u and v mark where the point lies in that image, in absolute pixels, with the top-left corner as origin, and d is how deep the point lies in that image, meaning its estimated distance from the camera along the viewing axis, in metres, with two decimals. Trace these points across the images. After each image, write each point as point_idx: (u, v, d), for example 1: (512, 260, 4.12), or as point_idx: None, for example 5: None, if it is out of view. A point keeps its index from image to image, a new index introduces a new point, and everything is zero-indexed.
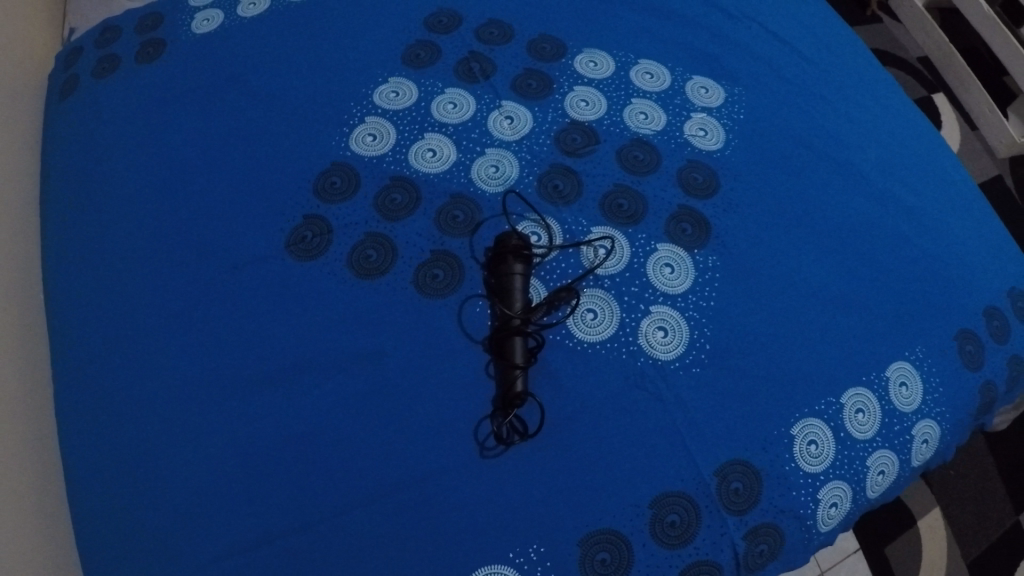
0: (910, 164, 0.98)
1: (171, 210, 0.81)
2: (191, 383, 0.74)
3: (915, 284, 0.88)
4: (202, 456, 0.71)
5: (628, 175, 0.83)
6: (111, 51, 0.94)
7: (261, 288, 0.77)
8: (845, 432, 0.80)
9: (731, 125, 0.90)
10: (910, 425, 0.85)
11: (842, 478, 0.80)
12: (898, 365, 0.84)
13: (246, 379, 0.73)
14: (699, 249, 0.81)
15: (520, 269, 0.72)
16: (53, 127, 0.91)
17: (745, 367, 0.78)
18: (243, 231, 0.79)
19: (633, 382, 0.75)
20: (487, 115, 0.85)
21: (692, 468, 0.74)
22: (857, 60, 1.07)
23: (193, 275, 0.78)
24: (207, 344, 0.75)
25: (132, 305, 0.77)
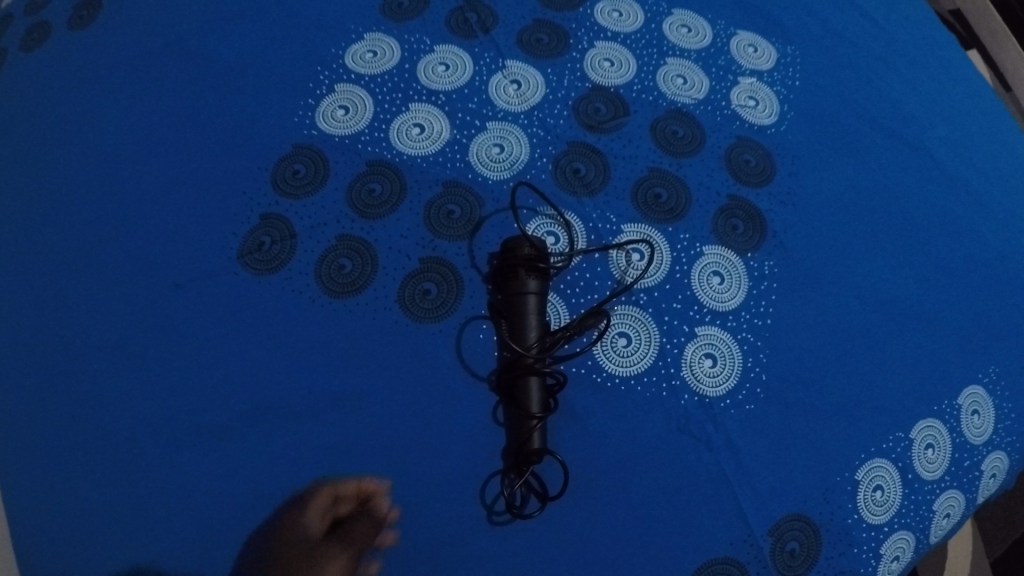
0: (988, 139, 0.82)
1: (101, 208, 0.66)
2: (124, 431, 0.59)
3: (1000, 287, 0.73)
4: (137, 525, 0.57)
5: (666, 157, 0.66)
6: (40, 16, 0.77)
7: (209, 308, 0.62)
8: (913, 473, 0.66)
9: (786, 93, 0.74)
10: (980, 460, 0.70)
11: (908, 527, 0.65)
12: (971, 390, 0.69)
13: (191, 425, 0.59)
14: (753, 251, 0.65)
15: (535, 287, 0.58)
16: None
17: (809, 402, 0.63)
18: (186, 233, 0.64)
19: (672, 423, 0.60)
20: (488, 79, 0.68)
21: (743, 529, 0.60)
22: (922, 11, 0.90)
23: (128, 295, 0.63)
24: (143, 382, 0.60)
25: (53, 332, 0.63)
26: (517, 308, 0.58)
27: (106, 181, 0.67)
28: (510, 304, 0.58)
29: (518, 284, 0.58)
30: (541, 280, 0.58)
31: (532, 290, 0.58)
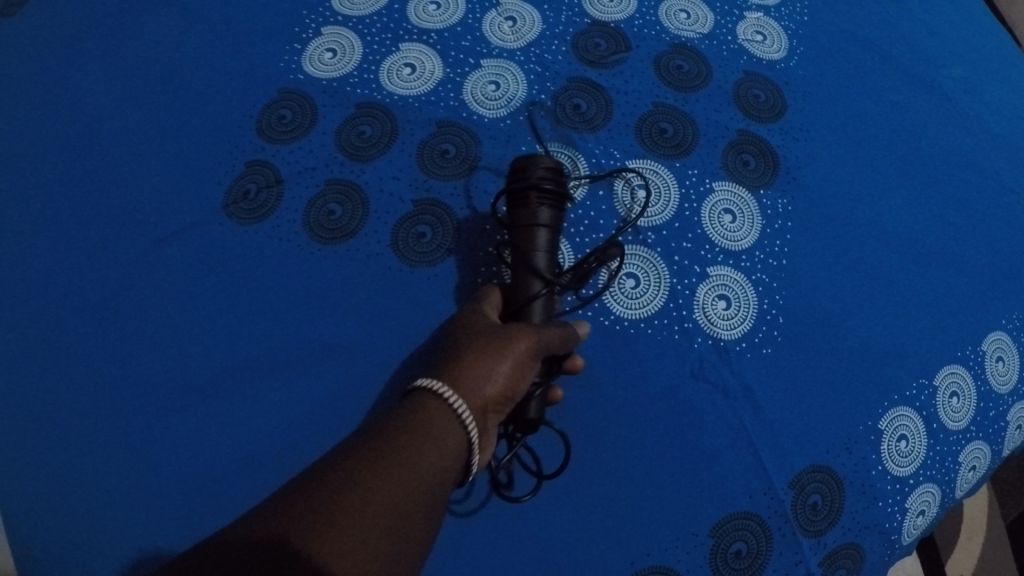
0: (1007, 73, 0.77)
1: (69, 161, 0.62)
2: (94, 389, 0.55)
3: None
4: (108, 490, 0.53)
5: (671, 92, 0.63)
6: None
7: (191, 263, 0.58)
8: (937, 423, 0.62)
9: (795, 28, 0.70)
10: (1007, 410, 0.66)
11: (933, 480, 0.61)
12: (996, 336, 0.65)
13: (171, 382, 0.55)
14: (765, 188, 0.62)
15: (546, 224, 0.50)
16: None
17: (831, 346, 0.60)
18: (163, 184, 0.61)
19: (685, 371, 0.57)
20: (482, 16, 0.65)
21: (763, 481, 0.56)
22: None
23: (106, 251, 0.59)
24: (118, 340, 0.57)
25: (18, 293, 0.59)
26: (523, 241, 0.50)
27: (73, 132, 0.63)
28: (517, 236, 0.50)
29: (528, 216, 0.50)
30: (554, 219, 0.50)
31: (541, 226, 0.49)
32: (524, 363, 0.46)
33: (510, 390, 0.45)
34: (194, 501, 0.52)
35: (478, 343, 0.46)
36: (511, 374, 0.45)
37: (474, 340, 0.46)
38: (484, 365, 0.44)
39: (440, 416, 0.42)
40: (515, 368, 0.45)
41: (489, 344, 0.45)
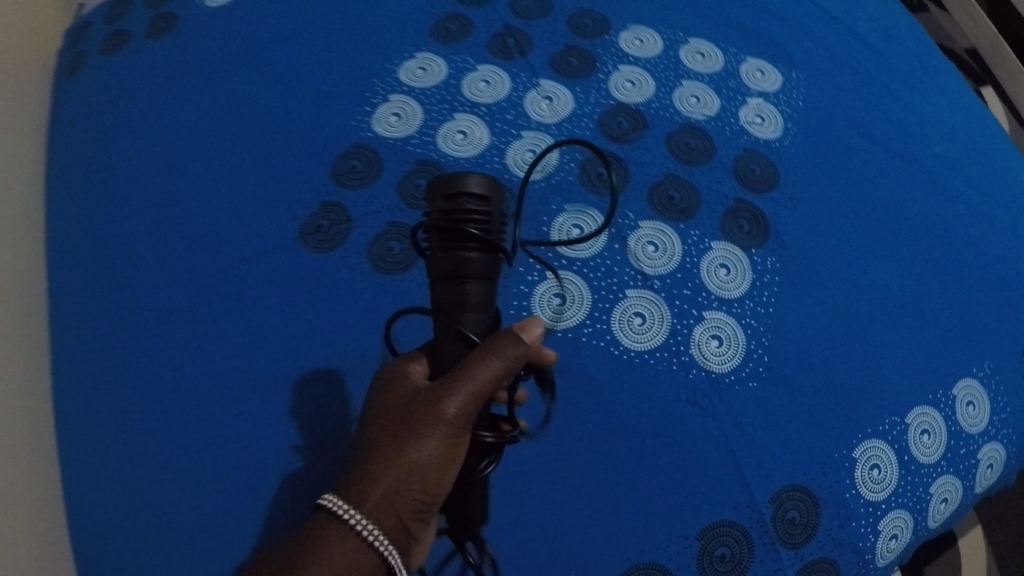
0: (983, 157, 0.89)
1: (177, 198, 0.75)
2: (189, 382, 0.67)
3: (990, 290, 0.80)
4: (200, 468, 0.65)
5: (680, 164, 0.75)
6: (124, 31, 0.89)
7: (274, 284, 0.70)
8: (909, 456, 0.72)
9: (790, 112, 0.82)
10: (976, 448, 0.76)
11: (905, 506, 0.72)
12: (967, 383, 0.76)
13: (255, 385, 0.67)
14: (756, 248, 0.73)
15: (480, 276, 0.48)
16: (58, 114, 0.87)
17: (811, 381, 0.70)
18: (253, 220, 0.73)
19: (682, 395, 0.67)
20: (524, 95, 0.78)
21: (747, 495, 0.66)
22: (920, 46, 0.98)
23: (201, 271, 0.72)
24: (210, 342, 0.69)
25: (129, 301, 0.72)
26: (454, 299, 0.49)
27: (183, 176, 0.76)
28: (448, 294, 0.49)
29: (457, 265, 0.47)
30: (488, 267, 0.48)
31: (472, 279, 0.48)
32: (444, 448, 0.49)
33: (429, 482, 0.49)
34: (272, 484, 0.64)
35: (392, 440, 0.49)
36: (427, 466, 0.48)
37: (389, 431, 0.49)
38: (394, 474, 0.48)
39: (349, 538, 0.47)
40: (431, 460, 0.48)
41: (403, 442, 0.49)
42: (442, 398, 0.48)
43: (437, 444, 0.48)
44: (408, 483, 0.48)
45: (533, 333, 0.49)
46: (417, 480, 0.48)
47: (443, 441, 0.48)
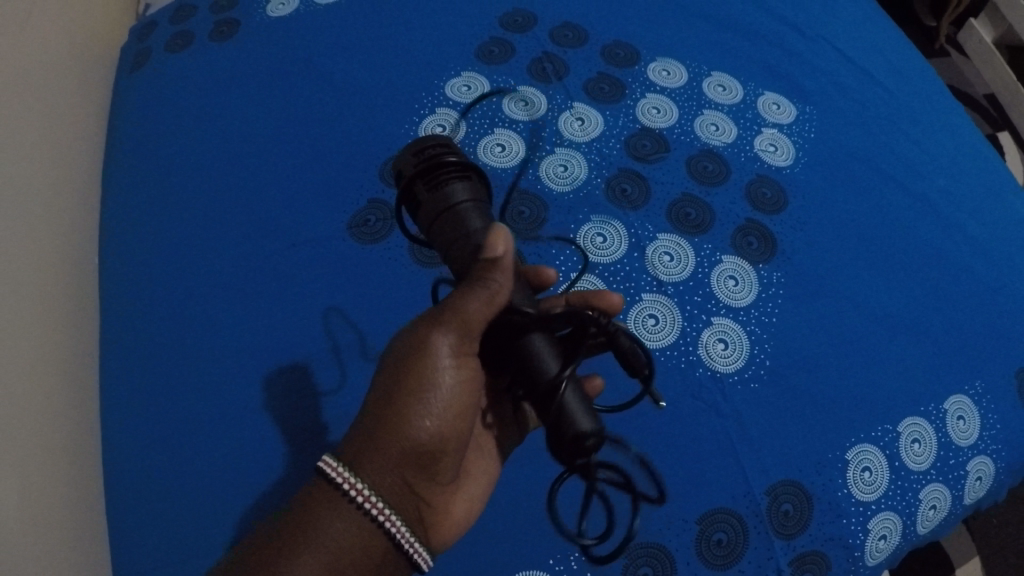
0: (985, 192, 0.94)
1: (235, 188, 0.83)
2: (235, 352, 0.75)
3: (985, 314, 0.84)
4: (240, 427, 0.71)
5: (697, 185, 0.83)
6: (187, 29, 0.97)
7: (320, 271, 0.78)
8: (900, 462, 0.76)
9: (802, 143, 0.90)
10: (966, 461, 0.79)
11: (894, 509, 0.75)
12: (957, 399, 0.80)
13: (299, 359, 0.74)
14: (764, 263, 0.80)
15: (460, 196, 0.52)
16: (124, 103, 0.94)
17: (808, 385, 0.76)
18: (308, 215, 0.81)
19: (689, 392, 0.74)
20: (559, 115, 0.86)
21: (744, 486, 0.72)
22: (930, 87, 1.05)
23: (255, 256, 0.79)
24: (259, 320, 0.76)
25: (186, 278, 0.79)
26: (450, 228, 0.51)
27: (245, 172, 0.84)
28: (445, 229, 0.51)
29: (438, 196, 0.51)
30: (464, 190, 0.52)
31: (453, 201, 0.51)
32: (445, 394, 0.51)
33: (431, 433, 0.51)
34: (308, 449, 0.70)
35: (382, 404, 0.51)
36: (428, 418, 0.50)
37: (379, 397, 0.51)
38: (393, 436, 0.50)
39: (352, 514, 0.48)
40: (432, 409, 0.51)
41: (396, 403, 0.50)
42: (431, 345, 0.50)
43: (433, 390, 0.51)
44: (410, 444, 0.50)
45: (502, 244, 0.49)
46: (420, 436, 0.50)
47: (440, 385, 0.51)
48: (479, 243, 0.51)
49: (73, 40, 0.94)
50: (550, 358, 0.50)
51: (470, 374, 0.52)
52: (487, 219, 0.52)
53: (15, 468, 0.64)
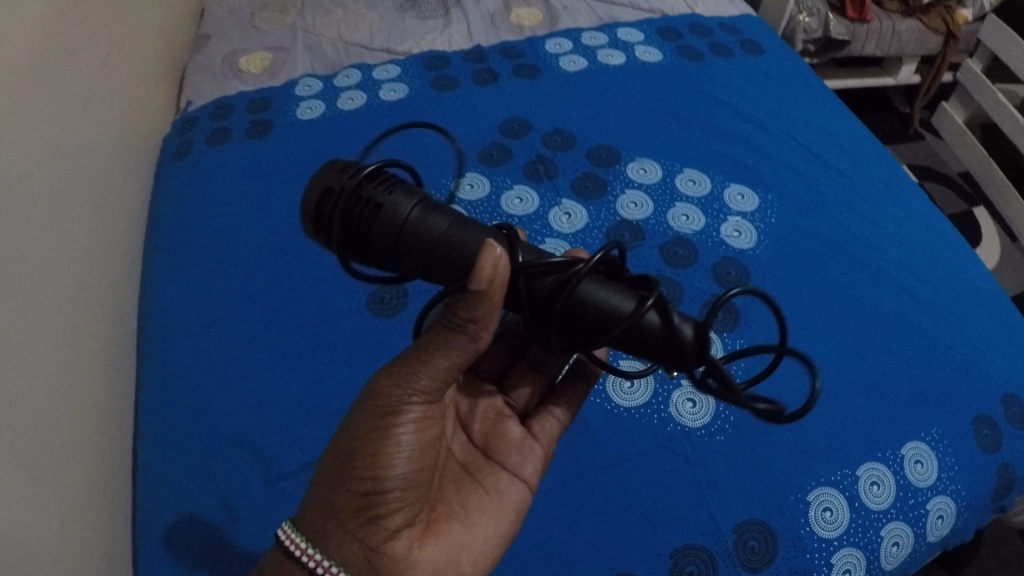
0: (936, 261, 1.03)
1: (253, 253, 0.93)
2: (246, 389, 0.80)
3: (936, 371, 0.91)
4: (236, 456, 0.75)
5: (669, 267, 0.97)
6: (223, 125, 1.13)
7: (328, 336, 0.85)
8: (860, 502, 0.82)
9: (763, 227, 1.03)
10: (926, 500, 0.84)
11: (856, 545, 0.80)
12: (913, 445, 0.86)
13: (302, 407, 0.79)
14: (727, 332, 0.93)
15: (410, 204, 0.41)
16: (166, 185, 1.07)
17: (771, 434, 0.85)
18: (323, 289, 0.89)
19: (661, 443, 0.84)
20: (550, 211, 1.00)
21: (713, 523, 0.79)
22: (886, 169, 1.15)
23: (265, 312, 0.87)
24: (267, 372, 0.81)
25: (202, 324, 0.87)
26: (424, 248, 0.41)
27: (267, 243, 0.94)
28: (414, 252, 0.41)
29: (389, 220, 0.41)
30: (414, 195, 0.42)
31: (408, 215, 0.41)
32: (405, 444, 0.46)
33: (382, 481, 0.46)
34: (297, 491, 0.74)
35: (330, 455, 0.47)
36: (379, 466, 0.45)
37: (334, 457, 0.47)
38: (340, 486, 0.46)
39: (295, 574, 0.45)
40: (382, 457, 0.46)
41: (352, 458, 0.46)
42: (384, 387, 0.46)
43: (386, 437, 0.46)
44: (356, 492, 0.45)
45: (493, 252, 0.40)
46: (367, 483, 0.45)
47: (393, 432, 0.46)
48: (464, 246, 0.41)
49: (123, 132, 1.10)
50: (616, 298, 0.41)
51: (430, 422, 0.48)
52: (454, 214, 0.42)
53: (65, 487, 0.74)
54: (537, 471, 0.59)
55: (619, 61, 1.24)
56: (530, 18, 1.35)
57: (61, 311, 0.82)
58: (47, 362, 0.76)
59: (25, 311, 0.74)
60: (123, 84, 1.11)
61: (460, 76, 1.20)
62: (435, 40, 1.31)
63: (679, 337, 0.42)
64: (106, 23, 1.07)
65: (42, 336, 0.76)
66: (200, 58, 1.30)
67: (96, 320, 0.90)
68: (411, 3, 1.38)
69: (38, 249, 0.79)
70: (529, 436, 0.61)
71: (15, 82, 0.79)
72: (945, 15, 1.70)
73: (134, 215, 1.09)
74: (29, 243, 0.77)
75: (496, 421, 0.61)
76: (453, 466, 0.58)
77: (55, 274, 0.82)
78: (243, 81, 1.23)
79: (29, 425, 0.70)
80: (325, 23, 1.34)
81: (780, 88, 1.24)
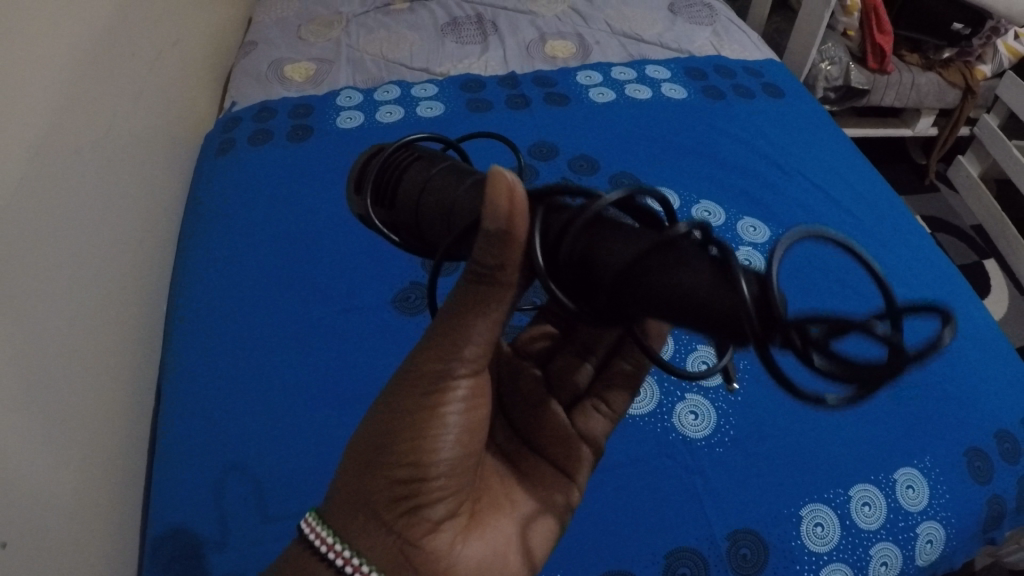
0: (940, 292, 1.04)
1: (281, 248, 0.99)
2: (263, 366, 0.85)
3: (937, 391, 0.88)
4: (248, 424, 0.80)
5: None
6: (266, 127, 1.20)
7: (348, 332, 0.90)
8: (851, 520, 0.78)
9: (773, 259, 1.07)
10: (915, 524, 0.80)
11: (845, 562, 0.76)
12: (906, 470, 0.82)
13: (314, 390, 0.83)
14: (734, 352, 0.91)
15: (428, 172, 0.45)
16: (206, 179, 1.14)
17: (770, 453, 0.82)
18: (352, 286, 0.95)
19: (661, 450, 0.82)
20: None
21: (707, 530, 0.77)
22: (893, 209, 1.17)
23: (286, 299, 0.93)
24: (285, 355, 0.87)
25: (228, 305, 0.92)
26: (435, 207, 0.43)
27: (295, 243, 1.00)
28: (430, 211, 0.43)
29: (407, 187, 0.45)
30: (436, 164, 0.46)
31: (421, 182, 0.44)
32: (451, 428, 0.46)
33: (421, 468, 0.45)
34: (295, 465, 0.77)
35: (365, 442, 0.46)
36: (419, 453, 0.45)
37: (375, 438, 0.46)
38: (376, 474, 0.45)
39: (318, 568, 0.45)
40: (422, 442, 0.45)
41: (397, 440, 0.45)
42: (426, 367, 0.45)
43: (428, 420, 0.45)
44: (393, 481, 0.45)
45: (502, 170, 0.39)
46: (404, 471, 0.45)
47: (436, 413, 0.45)
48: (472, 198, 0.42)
49: (168, 124, 1.17)
50: (641, 238, 0.36)
51: (476, 402, 0.47)
52: (470, 175, 0.44)
53: (78, 441, 0.79)
54: (582, 468, 0.60)
55: (645, 95, 1.31)
56: (563, 49, 1.42)
57: (96, 284, 0.88)
58: (78, 329, 0.82)
59: (62, 277, 0.80)
60: (173, 81, 1.19)
61: (493, 99, 1.27)
62: (472, 64, 1.38)
63: (734, 283, 0.32)
64: (162, 24, 1.15)
65: (76, 304, 0.83)
66: (248, 62, 1.38)
67: (127, 293, 0.96)
68: (452, 29, 1.46)
69: (80, 223, 0.85)
70: (576, 432, 0.62)
71: (75, 69, 0.86)
72: (963, 70, 1.75)
73: (169, 201, 1.15)
74: (70, 213, 0.83)
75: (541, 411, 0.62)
76: (495, 457, 0.59)
77: (93, 248, 0.88)
78: (287, 88, 1.30)
79: (54, 380, 0.76)
80: (368, 41, 1.42)
81: (798, 130, 1.29)
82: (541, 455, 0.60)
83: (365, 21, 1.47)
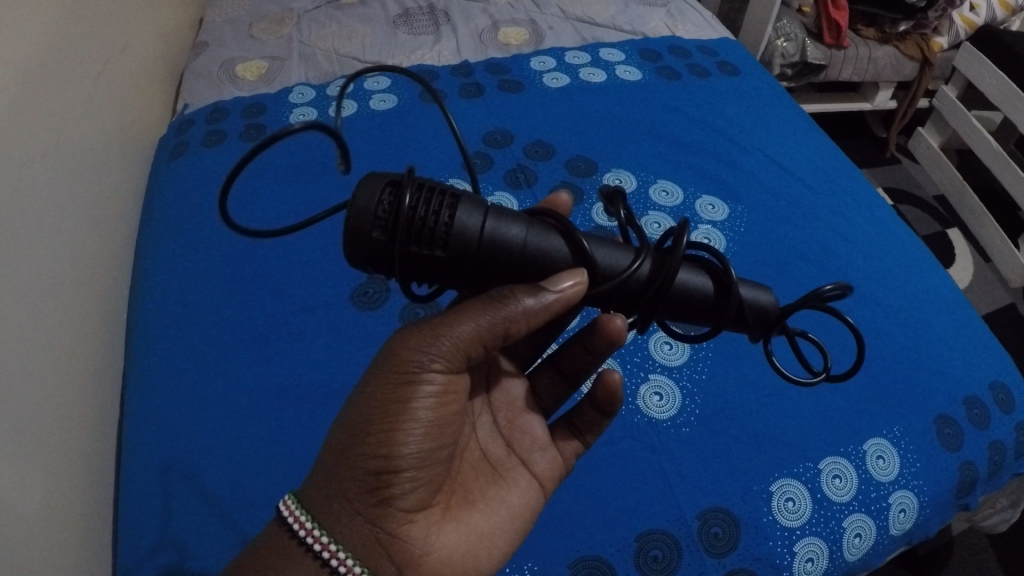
0: (902, 258, 1.02)
1: (233, 247, 0.97)
2: (224, 365, 0.83)
3: (902, 360, 0.87)
4: (210, 423, 0.77)
5: None
6: (219, 127, 1.17)
7: (304, 331, 0.87)
8: (822, 494, 0.76)
9: (733, 235, 1.04)
10: (887, 494, 0.78)
11: (820, 535, 0.75)
12: (876, 441, 0.81)
13: (269, 390, 0.81)
14: None
15: (478, 215, 0.38)
16: (160, 183, 1.10)
17: (736, 432, 0.81)
18: (311, 282, 0.92)
19: (629, 433, 0.80)
20: None
21: (677, 509, 0.75)
22: (851, 181, 1.16)
23: (241, 299, 0.90)
24: (241, 355, 0.84)
25: (185, 306, 0.89)
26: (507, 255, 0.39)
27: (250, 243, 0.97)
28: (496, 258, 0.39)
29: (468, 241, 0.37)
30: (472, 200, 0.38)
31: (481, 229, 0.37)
32: (425, 422, 0.43)
33: (394, 461, 0.43)
34: (252, 468, 0.74)
35: (342, 431, 0.44)
36: (392, 442, 0.42)
37: (353, 428, 0.43)
38: (349, 462, 0.43)
39: (295, 554, 0.42)
40: (393, 432, 0.43)
41: (375, 431, 0.43)
42: (404, 355, 0.43)
43: (399, 412, 0.43)
44: (364, 471, 0.42)
45: (578, 279, 0.39)
46: (378, 461, 0.42)
47: (409, 406, 0.43)
48: (544, 252, 0.40)
49: (120, 126, 1.14)
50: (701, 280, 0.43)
51: (449, 397, 0.45)
52: (516, 217, 0.40)
53: (42, 447, 0.76)
54: (551, 474, 0.57)
55: (599, 78, 1.29)
56: (516, 36, 1.41)
57: (56, 294, 0.85)
58: (37, 337, 0.79)
59: (15, 281, 0.77)
60: (123, 82, 1.16)
61: (447, 89, 1.26)
62: (425, 54, 1.36)
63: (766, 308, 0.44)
64: (111, 27, 1.13)
65: (36, 316, 0.80)
66: (197, 63, 1.34)
67: (83, 298, 0.93)
68: (404, 20, 1.44)
69: (35, 234, 0.83)
70: (551, 443, 0.58)
71: (25, 77, 0.84)
72: (920, 43, 1.75)
73: (123, 203, 1.11)
74: (22, 215, 0.80)
75: (522, 413, 0.58)
76: (473, 454, 0.55)
77: (49, 256, 0.85)
78: (239, 87, 1.27)
79: (12, 381, 0.73)
80: (320, 35, 1.39)
81: (753, 107, 1.28)
82: (518, 458, 0.56)
83: (316, 15, 1.45)
